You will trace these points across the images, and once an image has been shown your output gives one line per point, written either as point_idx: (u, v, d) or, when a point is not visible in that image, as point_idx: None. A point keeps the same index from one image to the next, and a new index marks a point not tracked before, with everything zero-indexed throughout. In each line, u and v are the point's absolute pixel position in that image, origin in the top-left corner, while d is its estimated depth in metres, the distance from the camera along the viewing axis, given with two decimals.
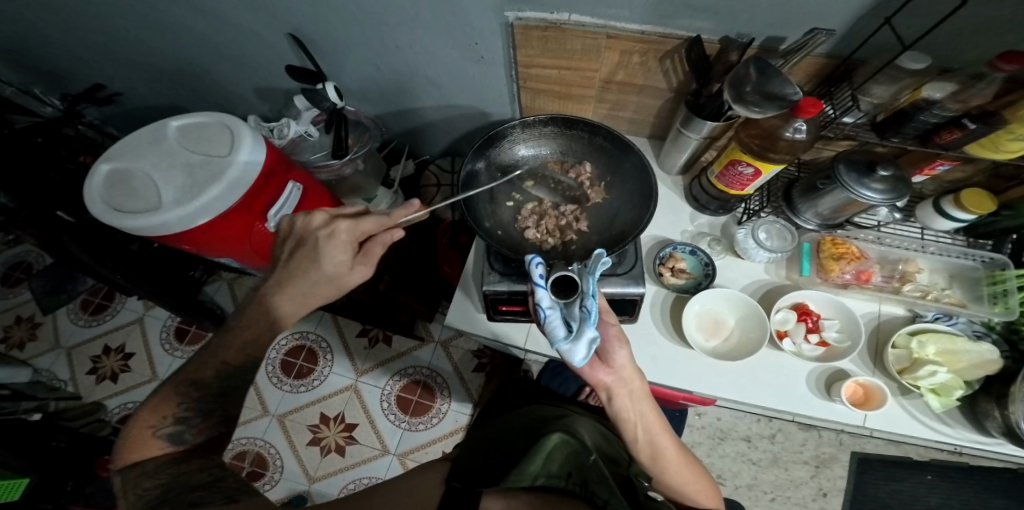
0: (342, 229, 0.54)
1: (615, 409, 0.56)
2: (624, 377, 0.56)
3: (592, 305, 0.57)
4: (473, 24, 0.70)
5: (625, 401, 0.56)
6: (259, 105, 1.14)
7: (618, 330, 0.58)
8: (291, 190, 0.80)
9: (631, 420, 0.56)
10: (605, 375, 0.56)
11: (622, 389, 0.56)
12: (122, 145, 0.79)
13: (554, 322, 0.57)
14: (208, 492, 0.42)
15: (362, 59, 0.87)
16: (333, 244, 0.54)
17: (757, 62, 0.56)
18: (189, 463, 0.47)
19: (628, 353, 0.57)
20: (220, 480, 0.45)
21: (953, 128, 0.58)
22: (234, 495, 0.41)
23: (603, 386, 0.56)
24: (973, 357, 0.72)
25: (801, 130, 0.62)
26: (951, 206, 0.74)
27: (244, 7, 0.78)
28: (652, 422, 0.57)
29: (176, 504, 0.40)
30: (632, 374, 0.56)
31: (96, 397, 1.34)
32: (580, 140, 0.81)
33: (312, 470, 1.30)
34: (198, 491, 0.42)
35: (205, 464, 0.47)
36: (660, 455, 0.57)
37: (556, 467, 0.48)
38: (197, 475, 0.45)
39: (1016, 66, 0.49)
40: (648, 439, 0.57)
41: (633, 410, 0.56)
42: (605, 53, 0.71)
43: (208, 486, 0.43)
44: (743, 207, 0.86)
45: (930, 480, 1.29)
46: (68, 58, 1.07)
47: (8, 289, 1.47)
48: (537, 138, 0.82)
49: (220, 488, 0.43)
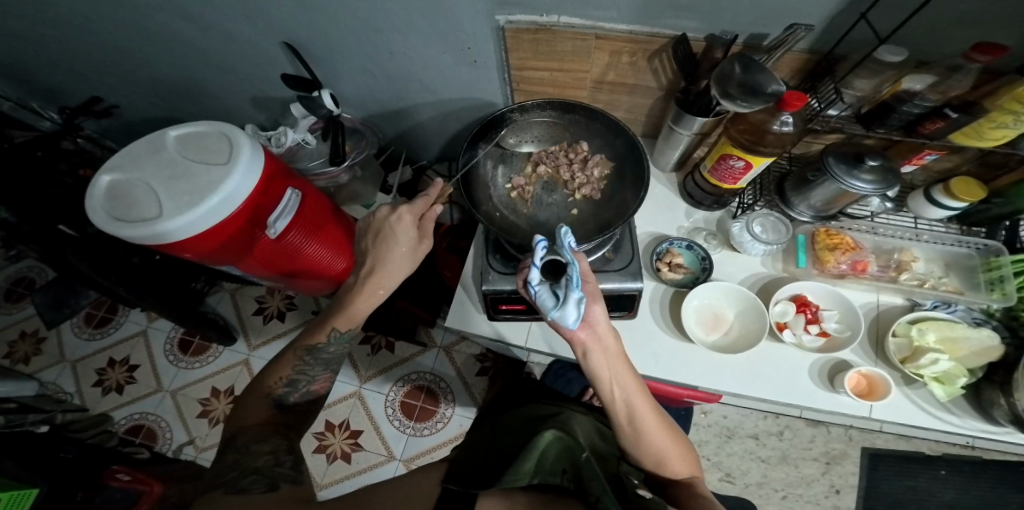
0: (407, 215, 0.71)
1: (590, 365, 0.58)
2: (597, 333, 0.59)
3: (573, 271, 0.59)
4: (464, 30, 0.72)
5: (600, 357, 0.58)
6: (256, 115, 1.16)
7: (594, 289, 0.61)
8: (291, 195, 0.84)
9: (605, 378, 0.57)
10: (580, 330, 0.59)
11: (597, 344, 0.58)
12: (122, 157, 0.80)
13: (544, 295, 0.60)
14: (259, 477, 0.49)
15: (355, 66, 0.89)
16: (402, 230, 0.71)
17: (742, 58, 0.57)
18: (263, 443, 0.55)
19: (604, 312, 0.60)
20: (275, 466, 0.52)
21: (936, 118, 0.59)
22: (277, 482, 0.49)
23: (579, 341, 0.58)
24: (974, 343, 0.72)
25: (788, 123, 0.64)
26: (942, 195, 0.75)
27: (239, 18, 0.80)
28: (628, 382, 0.57)
29: (229, 487, 0.47)
30: (606, 330, 0.59)
31: (101, 409, 1.34)
32: (580, 123, 0.80)
33: (319, 477, 1.30)
34: (249, 476, 0.49)
35: (265, 447, 0.55)
36: (637, 417, 0.56)
37: (551, 463, 0.49)
38: (262, 457, 0.53)
39: (990, 57, 0.50)
40: (625, 399, 0.57)
41: (607, 366, 0.57)
42: (596, 54, 0.72)
43: (260, 471, 0.50)
44: (737, 202, 0.87)
45: (944, 475, 1.28)
46: (67, 73, 1.09)
47: (12, 305, 1.49)
48: (535, 121, 0.81)
49: (270, 474, 0.50)
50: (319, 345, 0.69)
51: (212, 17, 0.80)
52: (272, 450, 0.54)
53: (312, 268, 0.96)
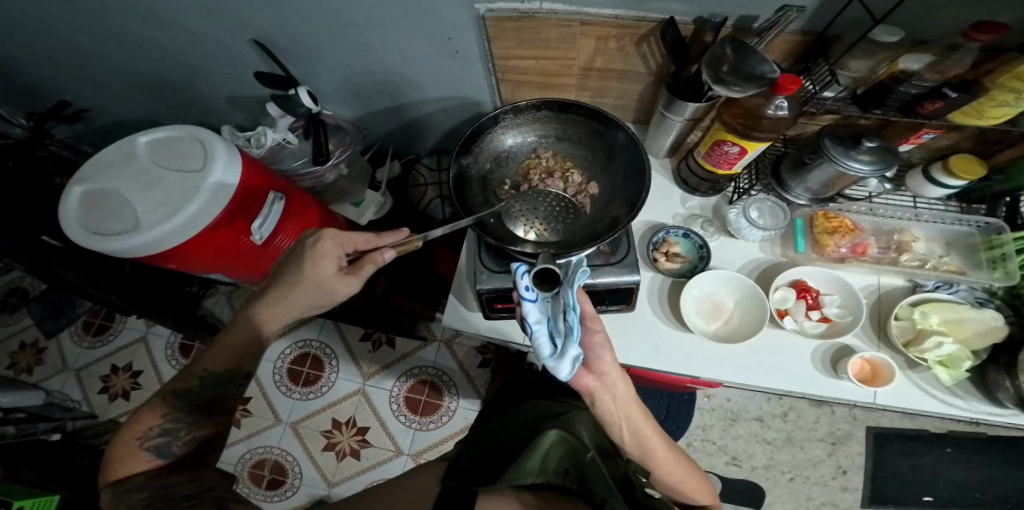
0: (328, 239, 0.56)
1: (601, 412, 0.59)
2: (609, 382, 0.58)
3: (574, 321, 0.54)
4: (442, 19, 0.69)
5: (609, 403, 0.58)
6: (234, 114, 1.13)
7: (603, 336, 0.59)
8: (273, 199, 0.82)
9: (616, 422, 0.59)
10: (590, 380, 0.58)
11: (607, 393, 0.58)
12: (93, 165, 0.78)
13: (541, 339, 0.56)
14: (198, 501, 0.43)
15: (335, 61, 0.86)
16: (324, 257, 0.56)
17: (733, 42, 0.54)
18: (175, 477, 0.48)
19: (613, 358, 0.59)
20: (205, 491, 0.45)
21: (934, 98, 0.56)
22: (223, 502, 0.43)
23: (589, 391, 0.58)
24: (977, 325, 0.71)
25: (783, 107, 0.60)
26: (940, 173, 0.73)
27: (208, 15, 0.77)
28: (640, 423, 0.59)
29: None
30: (618, 379, 0.58)
31: (110, 415, 1.35)
32: (575, 124, 0.77)
33: (330, 475, 1.31)
34: (183, 502, 0.42)
35: (180, 479, 0.48)
36: (650, 454, 0.60)
37: (555, 464, 0.48)
38: (183, 487, 0.46)
39: (990, 36, 0.48)
40: (637, 440, 0.60)
41: (617, 413, 0.59)
42: (582, 40, 0.70)
43: (195, 496, 0.44)
44: (733, 186, 0.84)
45: (950, 453, 1.28)
46: (37, 77, 1.06)
47: (8, 316, 1.49)
48: (527, 121, 0.77)
49: (207, 498, 0.44)
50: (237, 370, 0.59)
51: (181, 14, 0.77)
52: (192, 478, 0.48)
53: None
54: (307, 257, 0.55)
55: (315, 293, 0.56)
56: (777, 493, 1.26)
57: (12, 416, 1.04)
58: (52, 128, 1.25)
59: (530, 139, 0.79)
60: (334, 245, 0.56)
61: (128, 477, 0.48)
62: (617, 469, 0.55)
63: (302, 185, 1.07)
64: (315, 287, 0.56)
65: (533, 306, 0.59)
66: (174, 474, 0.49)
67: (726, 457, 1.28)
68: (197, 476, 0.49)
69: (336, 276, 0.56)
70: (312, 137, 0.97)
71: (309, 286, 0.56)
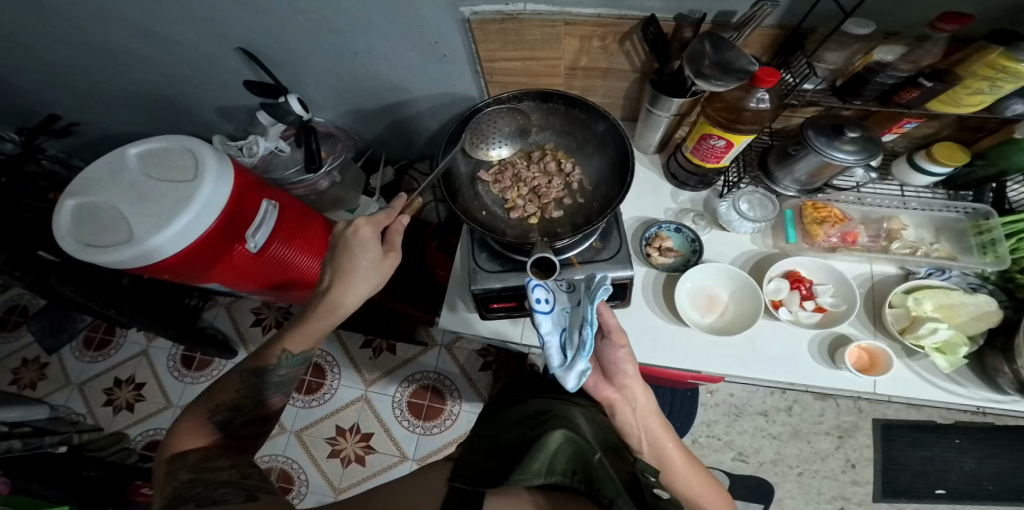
0: (365, 226, 0.63)
1: (619, 421, 0.61)
2: (630, 395, 0.59)
3: (587, 335, 0.54)
4: (427, 23, 0.70)
5: (628, 415, 0.60)
6: (225, 124, 1.14)
7: (627, 353, 0.59)
8: (266, 209, 0.84)
9: (635, 432, 0.61)
10: (611, 392, 0.60)
11: (626, 405, 0.60)
12: (85, 179, 0.79)
13: (552, 349, 0.57)
14: (233, 489, 0.43)
15: (324, 69, 0.87)
16: (366, 243, 0.62)
17: (710, 37, 0.56)
18: (220, 461, 0.49)
19: (635, 370, 0.59)
20: (243, 478, 0.46)
21: (910, 88, 0.58)
22: (255, 492, 0.43)
23: (609, 401, 0.60)
24: (972, 309, 0.71)
25: (764, 100, 0.62)
26: (925, 160, 0.73)
27: (194, 26, 0.78)
28: (658, 435, 0.60)
29: (200, 501, 0.41)
30: (639, 391, 0.59)
31: (115, 427, 1.35)
32: (557, 113, 0.77)
33: (337, 482, 1.30)
34: (222, 488, 0.44)
35: (225, 462, 0.49)
36: (667, 463, 0.60)
37: (562, 464, 0.47)
38: (225, 472, 0.47)
39: (956, 25, 0.50)
40: (655, 450, 0.60)
41: (636, 424, 0.60)
42: (566, 40, 0.70)
43: (233, 483, 0.45)
44: (722, 180, 0.85)
45: (960, 444, 1.28)
46: (30, 93, 1.08)
47: (9, 333, 1.49)
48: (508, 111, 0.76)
49: (244, 485, 0.45)
50: (276, 367, 0.62)
51: (168, 27, 0.79)
52: (235, 465, 0.49)
53: (303, 278, 0.96)
54: (352, 246, 0.62)
55: (362, 281, 0.63)
56: (787, 487, 1.25)
57: (19, 430, 1.02)
58: (45, 144, 1.27)
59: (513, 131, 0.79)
60: (371, 228, 0.63)
61: (183, 454, 0.49)
62: (624, 468, 0.55)
63: (296, 194, 1.08)
64: (365, 274, 0.63)
65: (546, 318, 0.59)
66: (223, 456, 0.50)
67: (733, 452, 1.28)
68: (239, 462, 0.50)
69: (381, 259, 0.64)
70: (304, 145, 0.98)
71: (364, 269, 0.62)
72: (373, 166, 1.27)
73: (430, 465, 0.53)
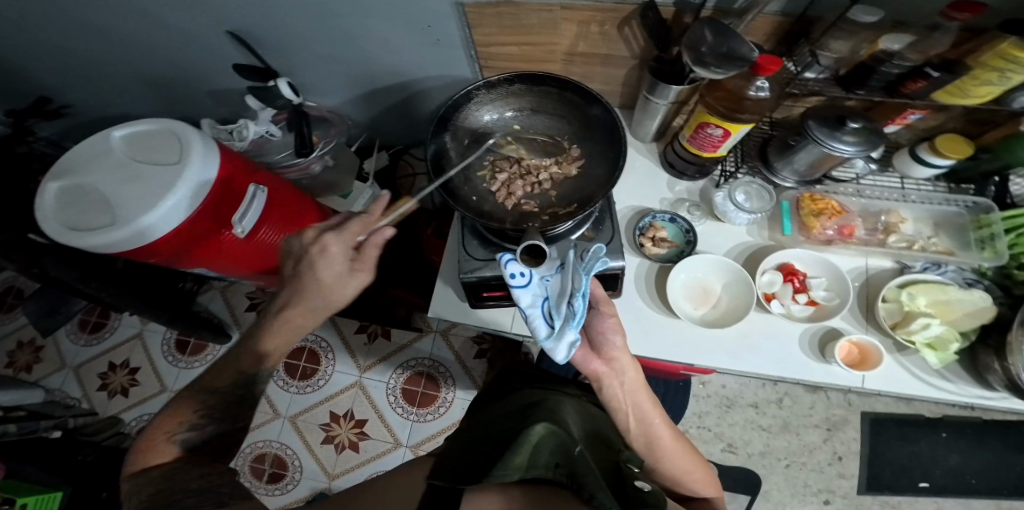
0: (332, 244, 0.54)
1: (607, 398, 0.59)
2: (618, 368, 0.59)
3: (578, 306, 0.55)
4: (421, 7, 0.67)
5: (616, 389, 0.59)
6: (219, 108, 1.12)
7: (616, 321, 0.60)
8: (255, 191, 0.83)
9: (623, 409, 0.59)
10: (599, 365, 0.59)
11: (615, 379, 0.59)
12: (67, 162, 0.77)
13: (537, 320, 0.59)
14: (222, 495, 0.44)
15: (318, 53, 0.85)
16: (331, 259, 0.54)
17: (712, 23, 0.54)
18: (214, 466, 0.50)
19: (624, 344, 0.59)
20: None
21: (916, 78, 0.56)
22: None
23: (598, 376, 0.59)
24: (966, 305, 0.70)
25: (764, 88, 0.62)
26: (928, 153, 0.72)
27: (183, 8, 0.76)
28: (647, 411, 0.59)
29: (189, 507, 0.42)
30: (627, 365, 0.59)
31: (111, 411, 1.36)
32: (551, 96, 0.74)
33: (330, 467, 1.32)
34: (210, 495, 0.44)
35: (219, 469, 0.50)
36: (655, 442, 0.59)
37: (545, 457, 0.46)
38: None
39: (968, 14, 0.48)
40: (643, 428, 0.59)
41: (625, 400, 0.59)
42: (563, 25, 0.68)
43: None
44: (720, 170, 0.84)
45: (945, 438, 1.29)
46: (21, 75, 1.06)
47: (4, 315, 1.49)
48: (499, 97, 0.74)
49: None
50: None
51: (159, 8, 0.77)
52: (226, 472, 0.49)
53: None
54: (314, 261, 0.54)
55: (329, 296, 0.55)
56: (773, 480, 1.27)
57: (13, 414, 1.07)
58: (39, 126, 1.25)
59: (505, 115, 0.76)
60: (340, 241, 0.54)
61: None
62: (608, 458, 0.55)
63: (289, 178, 1.07)
64: (330, 288, 0.54)
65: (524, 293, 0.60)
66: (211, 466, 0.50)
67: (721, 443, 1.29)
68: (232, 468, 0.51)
69: (349, 272, 0.55)
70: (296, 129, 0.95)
71: (329, 283, 0.54)
72: (366, 151, 1.25)
73: (416, 463, 0.53)
